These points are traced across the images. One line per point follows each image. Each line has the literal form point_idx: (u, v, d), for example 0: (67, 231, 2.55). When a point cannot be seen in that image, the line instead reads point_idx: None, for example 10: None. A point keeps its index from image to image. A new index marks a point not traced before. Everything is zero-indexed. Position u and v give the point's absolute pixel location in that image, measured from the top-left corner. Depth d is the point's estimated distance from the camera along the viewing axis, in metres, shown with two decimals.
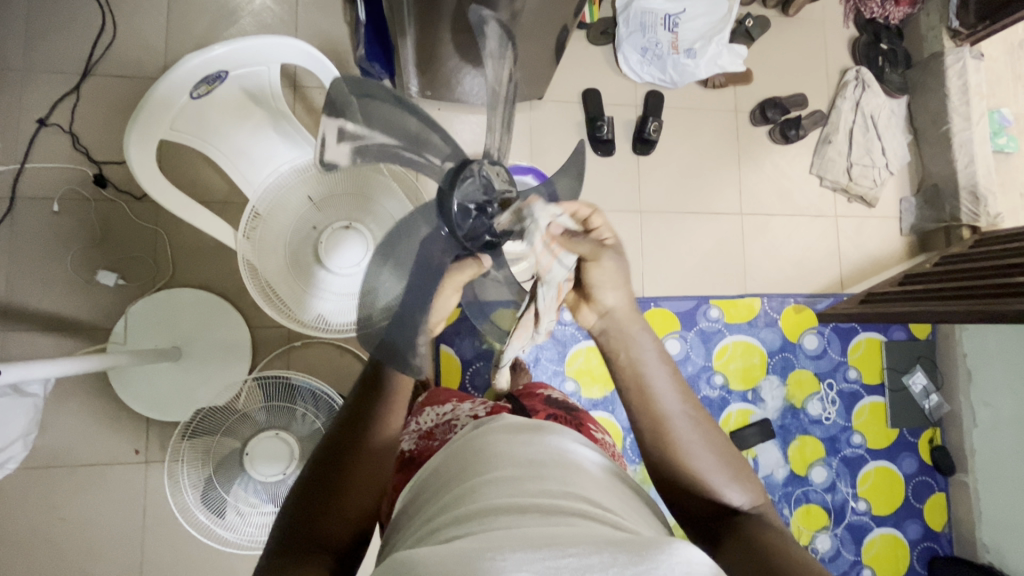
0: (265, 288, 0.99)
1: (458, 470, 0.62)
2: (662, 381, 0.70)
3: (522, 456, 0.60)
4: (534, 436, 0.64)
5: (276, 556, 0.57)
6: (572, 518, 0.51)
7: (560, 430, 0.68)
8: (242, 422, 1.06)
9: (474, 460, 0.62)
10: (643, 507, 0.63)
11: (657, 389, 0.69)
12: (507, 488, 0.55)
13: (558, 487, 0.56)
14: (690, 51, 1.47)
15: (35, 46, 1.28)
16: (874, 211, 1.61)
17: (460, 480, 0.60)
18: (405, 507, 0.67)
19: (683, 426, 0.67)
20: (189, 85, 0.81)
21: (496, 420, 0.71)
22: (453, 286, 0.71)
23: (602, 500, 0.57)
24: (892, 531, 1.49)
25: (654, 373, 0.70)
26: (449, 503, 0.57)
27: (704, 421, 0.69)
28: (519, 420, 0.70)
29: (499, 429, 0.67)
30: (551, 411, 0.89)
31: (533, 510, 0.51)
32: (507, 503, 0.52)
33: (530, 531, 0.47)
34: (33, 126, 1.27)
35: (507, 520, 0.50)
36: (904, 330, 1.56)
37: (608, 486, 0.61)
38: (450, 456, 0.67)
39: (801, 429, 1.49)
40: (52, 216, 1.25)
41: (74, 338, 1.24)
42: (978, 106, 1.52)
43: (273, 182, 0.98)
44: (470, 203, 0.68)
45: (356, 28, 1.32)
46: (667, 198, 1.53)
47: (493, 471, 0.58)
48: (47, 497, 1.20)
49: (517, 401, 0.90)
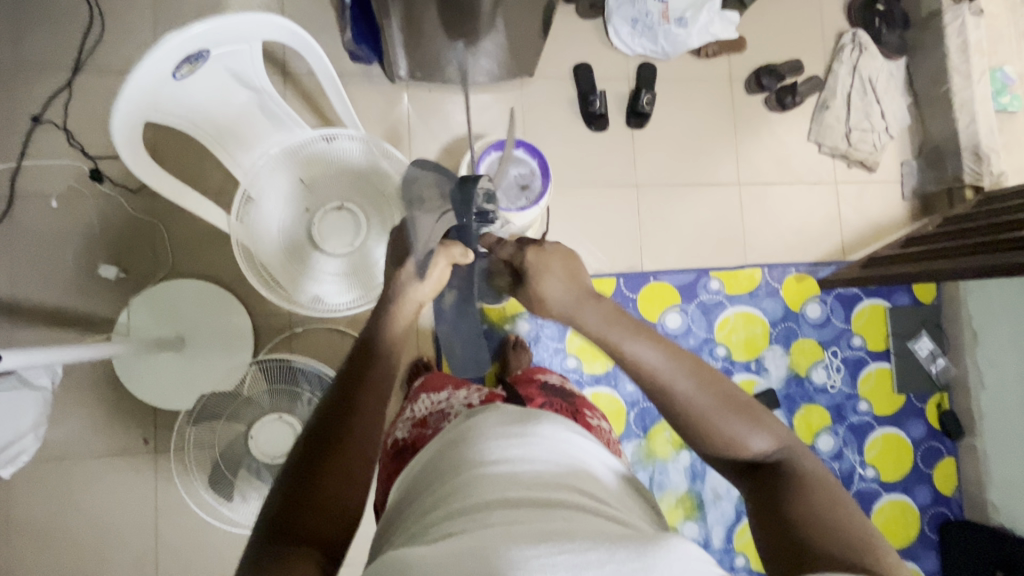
0: (262, 272, 0.98)
1: (450, 459, 0.62)
2: (636, 343, 0.66)
3: (514, 443, 0.60)
4: (528, 423, 0.64)
5: (261, 544, 0.55)
6: (568, 515, 0.51)
7: (555, 418, 0.67)
8: (246, 406, 1.07)
9: (467, 450, 0.61)
10: (633, 497, 0.63)
11: (636, 357, 0.65)
12: (502, 483, 0.55)
13: (554, 480, 0.56)
14: (681, 19, 1.45)
15: (25, 44, 1.29)
16: (875, 176, 1.59)
17: (452, 470, 0.60)
18: (398, 500, 0.67)
19: (681, 386, 0.64)
20: (171, 64, 0.80)
21: (489, 408, 0.70)
22: (447, 257, 0.77)
23: (598, 495, 0.57)
24: (902, 497, 1.49)
25: (632, 340, 0.66)
26: (445, 494, 0.57)
27: (703, 373, 0.65)
28: (515, 408, 0.69)
29: (493, 416, 0.67)
30: (548, 399, 0.87)
31: (527, 505, 0.52)
32: (502, 498, 0.53)
33: (524, 527, 0.48)
34: (28, 124, 1.28)
35: (501, 515, 0.50)
36: (908, 296, 1.54)
37: (601, 477, 0.61)
38: (442, 445, 0.67)
39: (805, 398, 1.49)
40: (53, 212, 1.27)
41: (79, 331, 1.26)
42: (979, 64, 1.49)
43: (264, 167, 0.97)
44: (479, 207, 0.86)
45: (342, 12, 1.32)
46: (663, 172, 1.51)
47: (488, 462, 0.58)
48: (62, 488, 1.22)
49: (512, 389, 0.88)
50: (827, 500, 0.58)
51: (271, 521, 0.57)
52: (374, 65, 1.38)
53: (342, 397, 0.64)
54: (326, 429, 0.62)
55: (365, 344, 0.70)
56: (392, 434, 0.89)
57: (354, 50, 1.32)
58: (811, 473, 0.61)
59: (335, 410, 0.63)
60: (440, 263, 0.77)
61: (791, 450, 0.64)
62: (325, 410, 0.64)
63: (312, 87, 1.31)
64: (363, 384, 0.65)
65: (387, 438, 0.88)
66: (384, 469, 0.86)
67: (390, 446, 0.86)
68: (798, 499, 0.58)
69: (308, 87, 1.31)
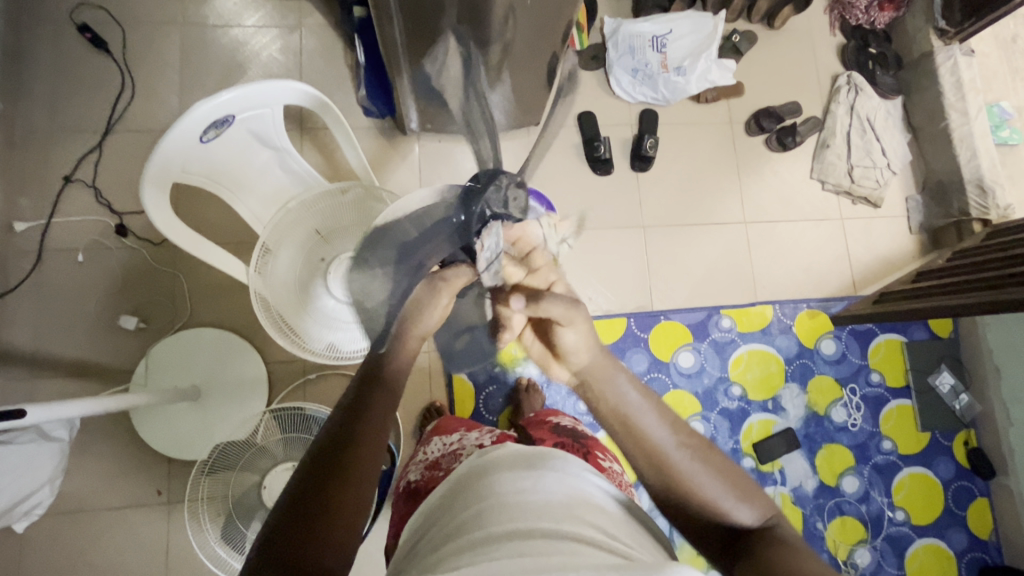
0: (278, 321, 1.02)
1: (462, 497, 0.61)
2: (645, 415, 0.65)
3: (523, 477, 0.59)
4: (537, 460, 0.62)
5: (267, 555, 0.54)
6: (577, 546, 0.49)
7: (566, 455, 0.65)
8: (260, 455, 1.08)
9: (478, 490, 0.60)
10: (644, 534, 0.60)
11: (647, 430, 0.64)
12: (512, 515, 0.54)
13: (563, 513, 0.54)
14: (680, 68, 1.53)
15: (60, 110, 1.37)
16: (880, 211, 1.60)
17: (465, 507, 0.59)
18: (409, 542, 0.65)
19: (681, 456, 0.62)
20: (198, 131, 0.85)
21: (501, 445, 0.69)
22: (448, 290, 0.74)
23: (609, 528, 0.55)
24: (936, 541, 1.42)
25: (643, 412, 0.65)
26: (456, 530, 0.56)
27: (699, 442, 0.65)
28: (524, 445, 0.67)
29: (504, 455, 0.65)
30: (558, 439, 0.86)
31: (536, 536, 0.50)
32: (511, 531, 0.51)
33: (529, 559, 0.46)
34: (60, 183, 1.34)
35: (508, 548, 0.49)
36: (924, 330, 1.52)
37: (613, 513, 0.59)
38: (453, 484, 0.66)
39: (826, 437, 1.45)
40: (78, 266, 1.31)
41: (97, 381, 1.28)
42: (975, 101, 1.53)
43: (282, 217, 1.00)
44: (481, 212, 0.65)
45: (358, 71, 1.40)
46: (668, 212, 1.54)
47: (497, 497, 0.57)
48: (73, 542, 1.21)
49: (523, 431, 0.88)
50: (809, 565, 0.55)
51: (267, 545, 0.54)
52: (388, 120, 1.45)
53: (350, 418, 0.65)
54: (331, 451, 0.61)
55: (368, 381, 0.71)
56: (405, 477, 0.88)
57: (369, 107, 1.40)
58: (797, 545, 0.59)
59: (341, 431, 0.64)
60: (443, 298, 0.75)
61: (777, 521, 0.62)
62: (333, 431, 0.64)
63: (330, 140, 1.38)
64: (367, 418, 0.66)
65: (400, 483, 0.88)
66: (395, 514, 0.85)
67: (403, 489, 0.86)
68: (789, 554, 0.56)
69: (325, 140, 1.38)
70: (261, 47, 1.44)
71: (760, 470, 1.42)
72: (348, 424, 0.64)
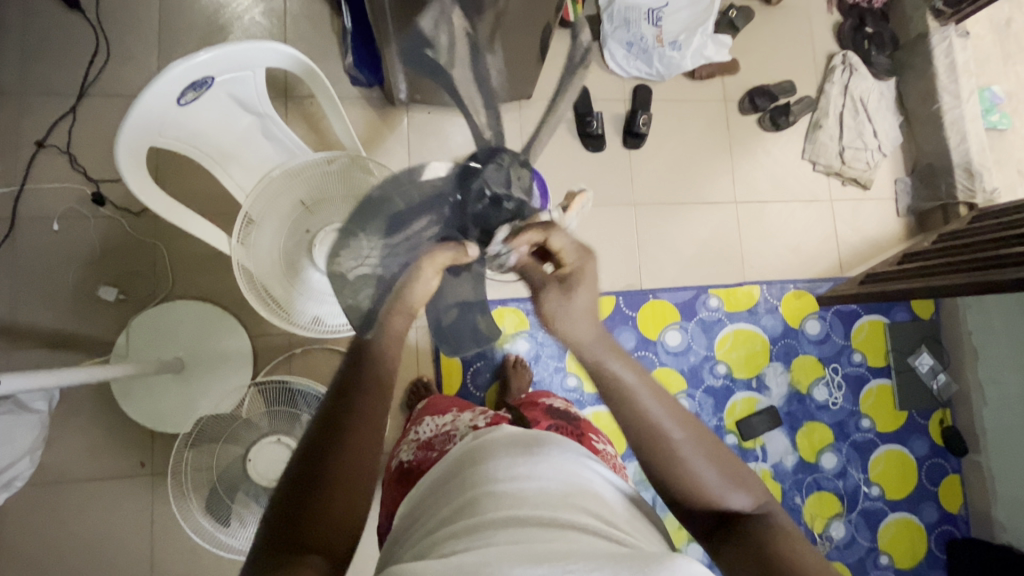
0: (262, 293, 1.01)
1: (457, 479, 0.61)
2: (649, 397, 0.61)
3: (522, 462, 0.59)
4: (534, 446, 0.61)
5: (263, 554, 0.54)
6: (576, 534, 0.50)
7: (561, 440, 0.65)
8: (245, 428, 1.07)
9: (472, 472, 0.60)
10: (641, 519, 0.60)
11: (643, 407, 0.60)
12: (508, 502, 0.54)
13: (560, 500, 0.55)
14: (676, 42, 1.50)
15: (30, 71, 1.31)
16: (869, 193, 1.61)
17: (460, 490, 0.58)
18: (404, 522, 0.65)
19: (682, 444, 0.59)
20: (174, 93, 0.82)
21: (497, 428, 0.68)
22: (433, 264, 0.74)
23: (606, 515, 0.56)
24: (908, 515, 1.47)
25: (643, 392, 0.61)
26: (451, 513, 0.56)
27: (697, 425, 0.62)
28: (520, 430, 0.66)
29: (499, 438, 0.64)
30: (552, 421, 0.87)
31: (534, 523, 0.51)
32: (508, 517, 0.51)
33: (526, 546, 0.47)
34: (32, 148, 1.29)
35: (507, 535, 0.49)
36: (906, 311, 1.55)
37: (610, 500, 0.59)
38: (450, 465, 0.65)
39: (807, 415, 1.48)
40: (54, 235, 1.27)
41: (77, 353, 1.25)
42: (968, 84, 1.52)
43: (263, 187, 0.96)
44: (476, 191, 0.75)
45: (345, 37, 1.35)
46: (659, 190, 1.53)
47: (493, 481, 0.57)
48: (55, 514, 1.20)
49: (517, 411, 0.88)
50: (806, 554, 0.55)
51: (272, 531, 0.55)
52: (375, 89, 1.41)
53: (342, 404, 0.62)
54: (327, 438, 0.59)
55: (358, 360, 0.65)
56: (396, 457, 0.88)
57: (355, 75, 1.35)
58: (789, 530, 0.59)
59: (335, 417, 0.61)
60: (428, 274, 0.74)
61: (770, 509, 0.61)
62: (327, 416, 0.61)
63: (315, 109, 1.33)
64: (352, 422, 0.60)
65: (391, 461, 0.88)
66: (389, 492, 0.84)
67: (394, 469, 0.85)
68: (784, 546, 0.56)
69: (311, 110, 1.34)
70: (243, 10, 1.38)
71: (742, 447, 1.45)
72: (342, 410, 0.61)
